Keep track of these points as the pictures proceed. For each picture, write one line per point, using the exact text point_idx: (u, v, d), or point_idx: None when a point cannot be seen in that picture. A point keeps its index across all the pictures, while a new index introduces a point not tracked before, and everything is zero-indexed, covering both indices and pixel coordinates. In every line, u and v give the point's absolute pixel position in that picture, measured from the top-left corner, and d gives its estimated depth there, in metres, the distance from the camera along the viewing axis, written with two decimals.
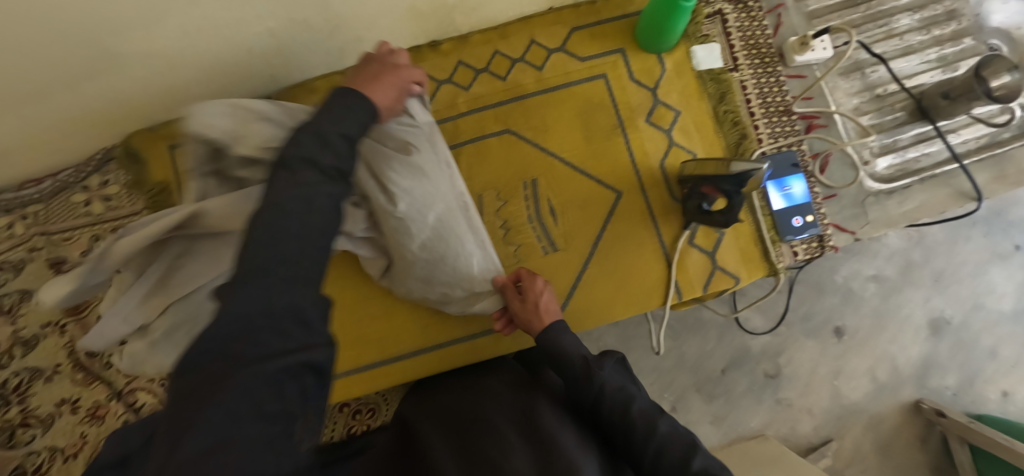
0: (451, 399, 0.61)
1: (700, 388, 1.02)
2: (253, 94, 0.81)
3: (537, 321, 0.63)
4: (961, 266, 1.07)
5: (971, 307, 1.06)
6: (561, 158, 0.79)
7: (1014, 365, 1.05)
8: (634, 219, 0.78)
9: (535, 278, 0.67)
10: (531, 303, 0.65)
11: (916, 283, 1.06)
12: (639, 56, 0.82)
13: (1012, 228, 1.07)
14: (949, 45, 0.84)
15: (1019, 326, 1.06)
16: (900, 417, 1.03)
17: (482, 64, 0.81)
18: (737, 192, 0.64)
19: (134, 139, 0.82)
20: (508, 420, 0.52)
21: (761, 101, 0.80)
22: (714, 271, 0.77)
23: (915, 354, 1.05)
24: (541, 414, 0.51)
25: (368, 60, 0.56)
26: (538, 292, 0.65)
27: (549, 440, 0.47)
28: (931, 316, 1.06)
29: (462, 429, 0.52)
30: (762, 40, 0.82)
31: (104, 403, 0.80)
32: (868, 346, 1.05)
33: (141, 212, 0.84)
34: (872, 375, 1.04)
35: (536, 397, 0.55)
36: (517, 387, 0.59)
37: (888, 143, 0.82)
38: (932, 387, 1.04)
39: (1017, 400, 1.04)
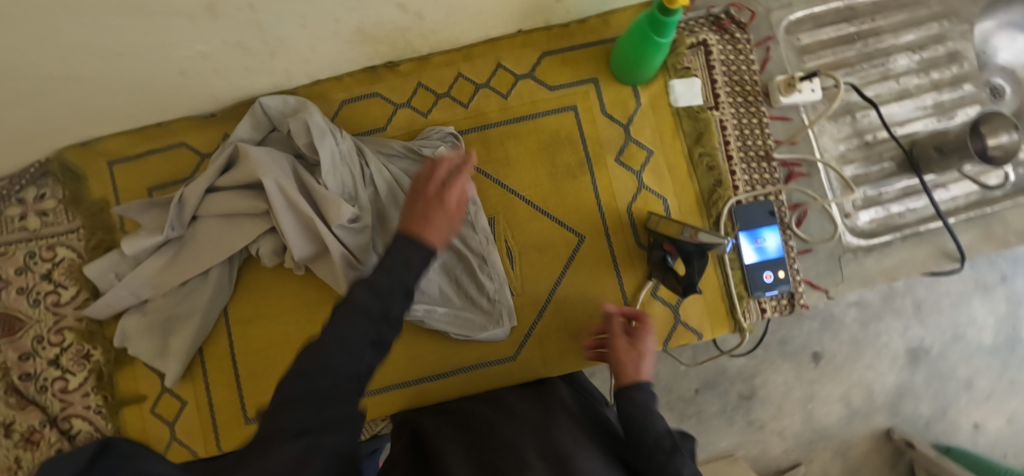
0: (469, 407, 0.59)
1: (672, 407, 0.99)
2: (196, 108, 0.75)
3: (635, 366, 0.52)
4: (944, 296, 1.02)
5: (951, 337, 1.02)
6: (522, 196, 0.74)
7: (988, 396, 1.02)
8: (596, 266, 0.74)
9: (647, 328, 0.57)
10: (637, 349, 0.54)
11: (896, 312, 1.02)
12: (613, 87, 0.75)
13: (1000, 260, 1.02)
14: (947, 90, 0.79)
15: (997, 359, 1.02)
16: (870, 445, 1.01)
17: (444, 89, 0.76)
18: (698, 254, 0.60)
19: (67, 153, 0.77)
20: (523, 424, 0.49)
21: (740, 144, 0.75)
22: (676, 326, 0.73)
23: (890, 382, 1.01)
24: (560, 428, 0.47)
25: (416, 194, 0.48)
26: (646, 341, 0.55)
27: (565, 452, 0.42)
28: (910, 345, 1.01)
29: (476, 428, 0.50)
30: (747, 77, 0.76)
31: (38, 429, 0.76)
32: (844, 373, 1.01)
33: (78, 230, 0.79)
34: (846, 401, 1.01)
35: (552, 414, 0.50)
36: (538, 400, 0.56)
37: (872, 195, 0.78)
38: (905, 414, 1.01)
39: (989, 431, 1.02)
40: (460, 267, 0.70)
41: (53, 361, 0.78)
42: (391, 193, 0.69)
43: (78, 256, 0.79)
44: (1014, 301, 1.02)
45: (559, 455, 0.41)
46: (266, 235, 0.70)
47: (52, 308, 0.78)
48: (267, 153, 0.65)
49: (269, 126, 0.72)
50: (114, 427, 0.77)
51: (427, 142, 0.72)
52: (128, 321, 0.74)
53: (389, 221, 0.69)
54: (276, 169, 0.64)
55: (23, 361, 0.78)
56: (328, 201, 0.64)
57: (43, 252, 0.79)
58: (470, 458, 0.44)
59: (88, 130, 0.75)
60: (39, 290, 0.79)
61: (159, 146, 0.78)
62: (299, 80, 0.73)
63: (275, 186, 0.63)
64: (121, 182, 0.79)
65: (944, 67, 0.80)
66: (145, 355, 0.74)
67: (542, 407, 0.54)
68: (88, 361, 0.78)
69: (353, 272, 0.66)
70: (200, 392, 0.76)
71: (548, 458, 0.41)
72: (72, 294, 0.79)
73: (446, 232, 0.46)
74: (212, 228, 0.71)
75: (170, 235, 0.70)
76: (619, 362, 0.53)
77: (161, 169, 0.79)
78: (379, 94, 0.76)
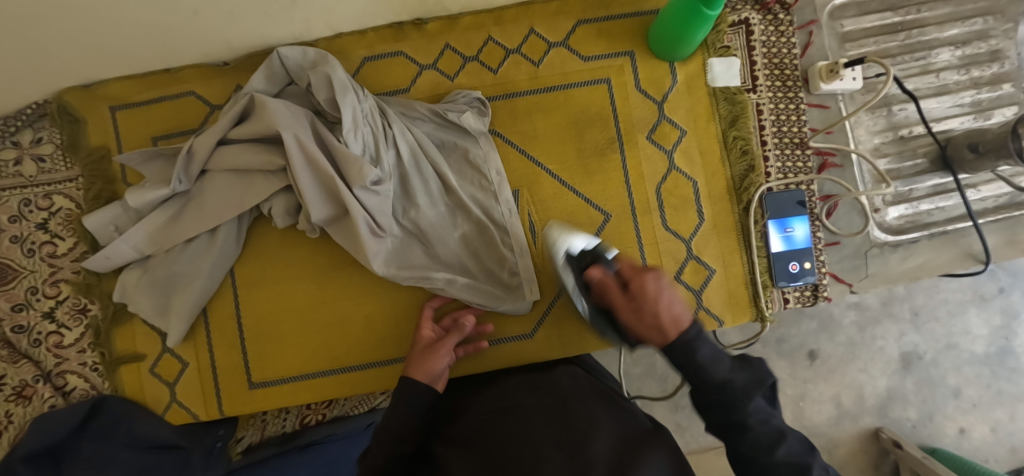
0: (469, 401, 0.57)
1: None
2: (205, 55, 0.71)
3: (660, 334, 0.44)
4: (941, 305, 1.02)
5: (944, 346, 1.02)
6: (547, 169, 0.72)
7: (976, 404, 1.02)
8: (620, 247, 0.72)
9: (647, 279, 0.45)
10: (650, 317, 0.44)
11: (893, 317, 1.01)
12: (648, 63, 0.72)
13: (1000, 271, 1.01)
14: (986, 89, 0.77)
15: (987, 369, 1.02)
16: (857, 445, 1.02)
17: (472, 53, 0.72)
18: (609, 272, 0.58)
19: (67, 96, 0.73)
20: (533, 410, 0.47)
21: (775, 131, 0.73)
22: (698, 311, 0.72)
23: (880, 385, 1.01)
24: (572, 412, 0.47)
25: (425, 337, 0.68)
26: (656, 303, 0.43)
27: (579, 436, 0.42)
28: (903, 350, 1.01)
29: (480, 427, 0.49)
30: (787, 60, 0.73)
31: (31, 384, 0.72)
32: (837, 374, 1.01)
33: (77, 179, 0.75)
34: (837, 401, 1.01)
35: (568, 404, 0.48)
36: (540, 381, 0.55)
37: (902, 191, 0.76)
38: (892, 417, 1.02)
39: (972, 438, 1.02)
40: (480, 238, 0.68)
41: (47, 314, 0.74)
42: (413, 158, 0.67)
43: (77, 207, 0.75)
44: (1009, 314, 1.01)
45: (576, 442, 0.42)
46: (279, 194, 0.67)
47: (48, 259, 0.75)
48: (284, 106, 0.62)
49: (286, 79, 0.68)
50: (111, 387, 0.74)
51: (452, 106, 0.69)
52: (129, 275, 0.71)
53: (410, 187, 0.66)
54: (296, 123, 0.62)
55: (16, 312, 0.74)
56: (349, 160, 0.61)
57: (39, 200, 0.75)
58: (484, 460, 0.43)
59: (89, 73, 0.71)
60: (33, 240, 0.75)
61: (166, 94, 0.74)
62: (320, 33, 0.69)
63: (294, 140, 0.60)
64: (124, 130, 0.75)
65: (985, 65, 0.77)
66: (144, 311, 0.70)
67: (548, 389, 0.52)
68: (85, 316, 0.75)
69: (373, 238, 0.63)
70: (202, 355, 0.74)
71: (564, 447, 0.41)
72: (69, 246, 0.75)
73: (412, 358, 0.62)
74: (221, 183, 0.67)
75: (177, 188, 0.67)
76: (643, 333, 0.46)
77: (167, 119, 0.75)
78: (404, 54, 0.72)
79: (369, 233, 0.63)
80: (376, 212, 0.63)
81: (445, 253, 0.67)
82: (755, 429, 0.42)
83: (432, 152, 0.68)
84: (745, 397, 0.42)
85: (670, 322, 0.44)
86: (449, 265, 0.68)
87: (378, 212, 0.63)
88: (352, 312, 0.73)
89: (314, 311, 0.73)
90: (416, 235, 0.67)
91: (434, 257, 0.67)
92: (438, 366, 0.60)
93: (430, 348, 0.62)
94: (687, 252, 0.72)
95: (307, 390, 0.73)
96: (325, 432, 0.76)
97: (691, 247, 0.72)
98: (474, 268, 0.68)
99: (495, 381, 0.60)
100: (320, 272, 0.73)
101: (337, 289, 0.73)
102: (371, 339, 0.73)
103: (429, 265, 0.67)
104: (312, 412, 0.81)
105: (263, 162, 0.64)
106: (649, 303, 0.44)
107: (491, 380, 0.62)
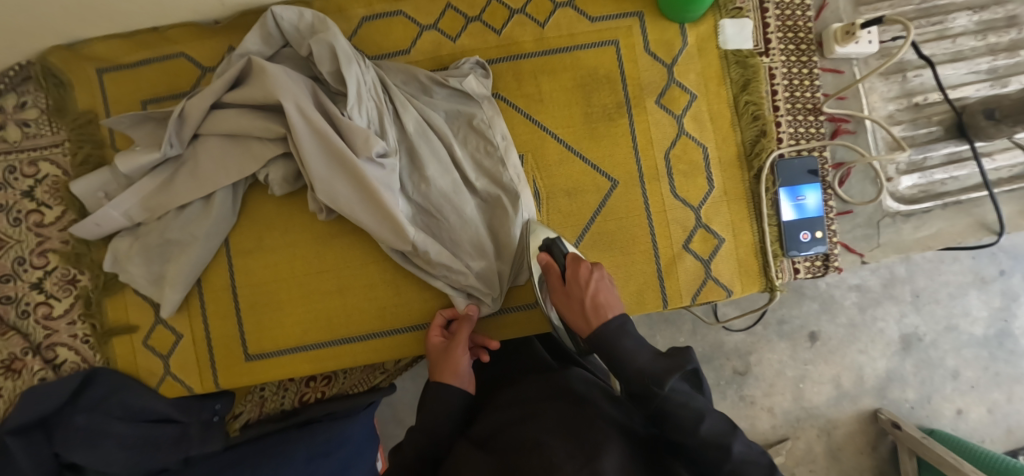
0: (484, 409, 0.55)
1: None
2: (197, 13, 0.68)
3: (586, 322, 0.52)
4: (943, 286, 1.01)
5: (945, 327, 1.01)
6: (552, 134, 0.70)
7: (973, 386, 1.01)
8: (626, 216, 0.70)
9: (583, 266, 0.56)
10: (577, 299, 0.54)
11: (895, 298, 1.00)
12: (658, 25, 0.70)
13: (1001, 252, 1.00)
14: (1003, 56, 0.74)
15: (986, 350, 1.01)
16: (856, 426, 1.01)
17: (475, 13, 0.70)
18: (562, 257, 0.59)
19: (52, 56, 0.70)
20: (549, 424, 0.45)
21: (788, 95, 0.71)
22: (706, 281, 0.71)
23: (880, 366, 1.01)
24: (589, 423, 0.45)
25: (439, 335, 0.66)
26: (584, 287, 0.53)
27: (592, 451, 0.40)
28: (904, 331, 1.00)
29: (498, 434, 0.48)
30: (801, 23, 0.71)
31: (19, 357, 0.70)
32: (838, 355, 1.00)
33: (64, 144, 0.72)
34: (837, 382, 1.00)
35: (588, 415, 0.46)
36: (558, 387, 0.53)
37: (916, 160, 0.74)
38: (891, 398, 1.01)
39: (970, 418, 1.02)
40: (485, 208, 0.67)
41: (35, 285, 0.72)
42: (419, 129, 0.65)
43: (64, 174, 0.72)
44: (1009, 295, 1.00)
45: (588, 453, 0.40)
46: (277, 160, 0.64)
47: (34, 229, 0.72)
48: (284, 73, 0.60)
49: (281, 41, 0.65)
50: (104, 359, 0.72)
51: (455, 72, 0.67)
52: (120, 243, 0.68)
53: (416, 160, 0.65)
54: (296, 90, 0.59)
55: (2, 283, 0.71)
56: (356, 131, 0.60)
57: (24, 168, 0.72)
58: (499, 464, 0.42)
59: (74, 32, 0.68)
60: (19, 209, 0.72)
61: (155, 56, 0.71)
62: None
63: (296, 108, 0.59)
64: (112, 93, 0.72)
65: (1003, 31, 0.74)
66: (139, 281, 0.68)
67: (565, 399, 0.50)
68: (75, 286, 0.72)
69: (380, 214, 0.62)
70: (196, 326, 0.72)
71: (577, 457, 0.40)
72: (56, 214, 0.72)
73: (436, 365, 0.60)
74: (216, 148, 0.65)
75: (168, 152, 0.64)
76: (575, 319, 0.54)
77: (157, 81, 0.72)
78: (404, 13, 0.70)
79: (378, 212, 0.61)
80: (381, 184, 0.61)
81: (462, 243, 0.65)
82: (674, 412, 0.41)
83: (436, 123, 0.66)
84: (658, 381, 0.42)
85: (596, 313, 0.52)
86: (467, 255, 0.66)
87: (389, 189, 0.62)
88: (352, 282, 0.71)
89: (315, 281, 0.71)
90: (421, 211, 0.66)
91: (441, 228, 0.66)
92: (461, 363, 0.59)
93: (446, 350, 0.61)
94: (696, 220, 0.71)
95: (308, 368, 0.72)
96: (325, 410, 0.75)
97: (700, 215, 0.71)
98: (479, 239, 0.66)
99: (512, 383, 0.59)
100: (319, 244, 0.71)
101: (334, 260, 0.71)
102: (373, 310, 0.71)
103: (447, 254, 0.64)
104: (312, 389, 0.81)
105: (259, 132, 0.62)
106: (580, 290, 0.54)
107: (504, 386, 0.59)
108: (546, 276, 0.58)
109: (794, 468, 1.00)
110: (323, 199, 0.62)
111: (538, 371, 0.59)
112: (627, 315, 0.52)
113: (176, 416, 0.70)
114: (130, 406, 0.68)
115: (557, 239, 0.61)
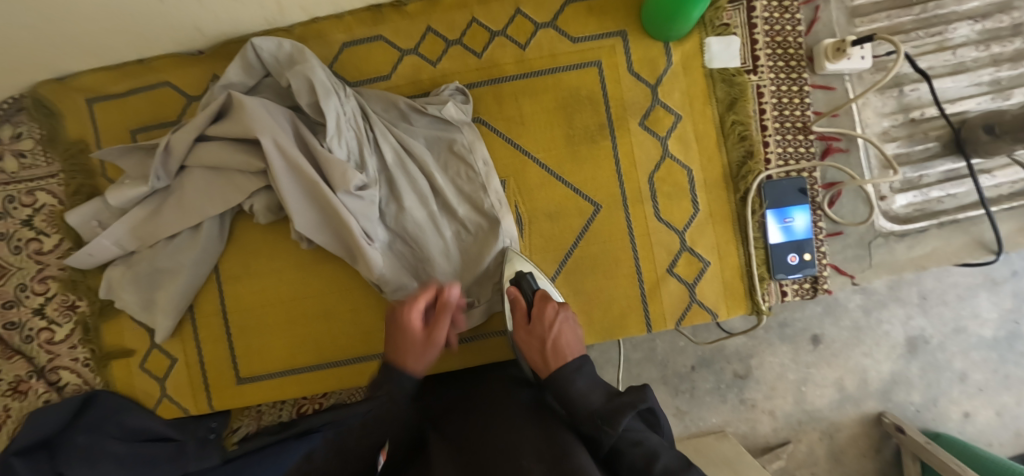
0: (455, 403, 0.55)
1: (666, 382, 0.99)
2: (180, 44, 0.69)
3: (544, 362, 0.56)
4: (952, 288, 0.98)
5: (952, 330, 0.99)
6: (535, 159, 0.70)
7: (982, 389, 0.99)
8: (610, 239, 0.70)
9: (549, 305, 0.60)
10: (538, 339, 0.57)
11: (901, 301, 0.98)
12: (642, 43, 0.69)
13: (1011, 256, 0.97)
14: (1007, 66, 0.71)
15: (995, 354, 0.99)
16: (859, 429, 1.00)
17: (455, 35, 0.70)
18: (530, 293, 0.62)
19: (41, 88, 0.72)
20: (518, 424, 0.46)
21: (776, 115, 0.69)
22: (690, 304, 0.70)
23: (885, 369, 0.99)
24: (557, 425, 0.45)
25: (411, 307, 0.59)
26: (547, 327, 0.57)
27: (559, 451, 0.40)
28: (909, 335, 0.98)
29: (465, 430, 0.47)
30: (791, 39, 0.69)
31: (25, 379, 0.73)
32: (841, 358, 0.99)
33: (59, 174, 0.74)
34: (840, 385, 0.99)
35: (553, 419, 0.47)
36: (526, 395, 0.53)
37: (912, 178, 0.72)
38: (897, 401, 0.99)
39: (978, 422, 1.00)
40: (468, 235, 0.67)
41: (37, 311, 0.74)
42: (398, 159, 0.65)
43: (59, 203, 0.74)
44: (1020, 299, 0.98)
45: (556, 453, 0.40)
46: (261, 192, 0.65)
47: (35, 256, 0.74)
48: (262, 107, 0.61)
49: (263, 71, 0.66)
50: (103, 381, 0.75)
51: (435, 99, 0.67)
52: (113, 271, 0.70)
53: (397, 188, 0.65)
54: (274, 125, 0.60)
55: (7, 309, 0.74)
56: (334, 166, 0.60)
57: (22, 197, 0.74)
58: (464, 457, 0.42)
59: (62, 66, 0.69)
60: (19, 237, 0.74)
61: (141, 86, 0.72)
62: (295, 17, 0.67)
63: (273, 144, 0.59)
64: (101, 122, 0.73)
65: (1007, 40, 0.71)
66: (132, 307, 0.70)
67: (535, 406, 0.50)
68: (74, 312, 0.74)
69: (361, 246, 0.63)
70: (190, 350, 0.74)
71: (546, 459, 0.40)
72: (55, 242, 0.74)
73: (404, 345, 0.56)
74: (199, 181, 0.66)
75: (156, 185, 0.65)
76: (533, 356, 0.57)
77: (145, 111, 0.73)
78: (384, 38, 0.70)
79: (357, 246, 0.62)
80: (361, 217, 0.62)
81: (437, 273, 0.66)
82: (628, 452, 0.43)
83: (417, 151, 0.66)
84: (611, 421, 0.44)
85: (555, 353, 0.55)
86: (442, 286, 0.67)
87: (367, 223, 0.63)
88: (337, 307, 0.72)
89: (301, 305, 0.72)
90: (402, 240, 0.67)
91: (422, 256, 0.66)
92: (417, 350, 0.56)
93: (421, 333, 0.57)
94: (681, 243, 0.70)
95: (294, 391, 0.73)
96: (324, 420, 0.74)
97: (685, 238, 0.70)
98: (462, 267, 0.67)
99: (483, 384, 0.59)
100: (306, 270, 0.72)
101: (319, 287, 0.72)
102: (358, 334, 0.72)
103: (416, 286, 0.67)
104: (309, 402, 0.80)
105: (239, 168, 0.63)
106: (542, 330, 0.57)
107: (474, 383, 0.60)
108: (510, 310, 0.61)
109: (795, 471, 1.00)
110: (301, 230, 0.63)
111: (507, 378, 0.59)
112: (586, 357, 0.54)
113: (172, 435, 0.71)
114: (127, 426, 0.70)
115: (528, 274, 0.63)
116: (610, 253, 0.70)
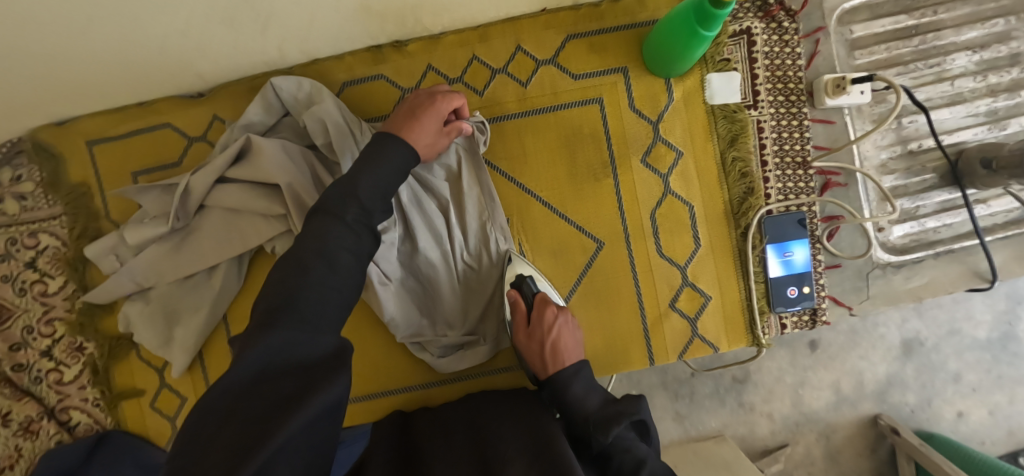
0: (452, 413, 0.56)
1: (666, 387, 1.00)
2: (180, 86, 0.68)
3: (543, 365, 0.60)
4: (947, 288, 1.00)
5: (947, 331, 1.01)
6: (538, 197, 0.70)
7: (976, 388, 1.01)
8: (612, 274, 0.70)
9: (548, 309, 0.63)
10: (539, 342, 0.61)
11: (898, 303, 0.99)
12: (642, 79, 0.69)
13: None
14: (1003, 97, 0.72)
15: (987, 354, 1.01)
16: (854, 429, 1.02)
17: (456, 73, 0.69)
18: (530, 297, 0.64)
19: (40, 132, 0.71)
20: (507, 425, 0.46)
21: (776, 149, 0.70)
22: (692, 339, 0.72)
23: (881, 371, 1.01)
24: (544, 422, 0.45)
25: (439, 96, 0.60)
26: (546, 330, 0.61)
27: (542, 443, 0.40)
28: (905, 337, 1.00)
29: (458, 435, 0.47)
30: (792, 73, 0.69)
31: (36, 420, 0.74)
32: (838, 360, 1.01)
33: (61, 217, 0.74)
34: (836, 388, 1.01)
35: (543, 416, 0.47)
36: (519, 401, 0.54)
37: (909, 209, 0.73)
38: (892, 402, 1.01)
39: (971, 421, 1.02)
40: (473, 272, 0.68)
41: (45, 353, 0.75)
42: (414, 198, 0.65)
43: (63, 244, 0.74)
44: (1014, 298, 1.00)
45: (538, 445, 0.40)
46: (282, 235, 0.66)
47: (40, 298, 0.74)
48: (278, 148, 0.62)
49: (282, 110, 0.66)
50: (114, 420, 0.75)
51: None
52: (131, 307, 0.70)
53: (413, 227, 0.65)
54: (292, 170, 0.61)
55: (14, 351, 0.74)
56: None
57: (25, 239, 0.74)
58: (453, 456, 0.42)
59: (60, 111, 0.69)
60: (24, 279, 0.74)
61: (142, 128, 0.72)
62: (295, 58, 0.67)
63: (288, 187, 0.60)
64: (103, 165, 0.73)
65: (1004, 71, 0.72)
66: (147, 344, 0.70)
67: (525, 407, 0.51)
68: (82, 353, 0.75)
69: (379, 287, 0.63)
70: (199, 388, 0.74)
71: (528, 450, 0.40)
72: (59, 284, 0.75)
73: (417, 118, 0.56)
74: (220, 221, 0.66)
75: (175, 225, 0.65)
76: (534, 360, 0.61)
77: (147, 153, 0.72)
78: (385, 77, 0.69)
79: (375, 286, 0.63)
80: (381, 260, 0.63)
81: (445, 310, 0.67)
82: (617, 456, 0.43)
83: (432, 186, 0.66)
84: (602, 428, 0.45)
85: (553, 357, 0.59)
86: (450, 322, 0.68)
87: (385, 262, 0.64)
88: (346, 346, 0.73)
89: None
90: (416, 278, 0.67)
91: (432, 293, 0.67)
92: (424, 126, 0.56)
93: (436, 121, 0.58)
94: (683, 278, 0.71)
95: None
96: None
97: (687, 273, 0.71)
98: (468, 302, 0.68)
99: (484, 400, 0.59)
100: None
101: None
102: (368, 371, 0.73)
103: (423, 324, 0.68)
104: None
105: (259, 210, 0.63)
106: (541, 331, 0.61)
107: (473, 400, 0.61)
108: (510, 309, 0.65)
109: (793, 471, 1.02)
110: None
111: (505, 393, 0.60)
112: (582, 362, 0.57)
113: None
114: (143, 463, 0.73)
115: (528, 278, 0.66)
116: (613, 288, 0.71)
